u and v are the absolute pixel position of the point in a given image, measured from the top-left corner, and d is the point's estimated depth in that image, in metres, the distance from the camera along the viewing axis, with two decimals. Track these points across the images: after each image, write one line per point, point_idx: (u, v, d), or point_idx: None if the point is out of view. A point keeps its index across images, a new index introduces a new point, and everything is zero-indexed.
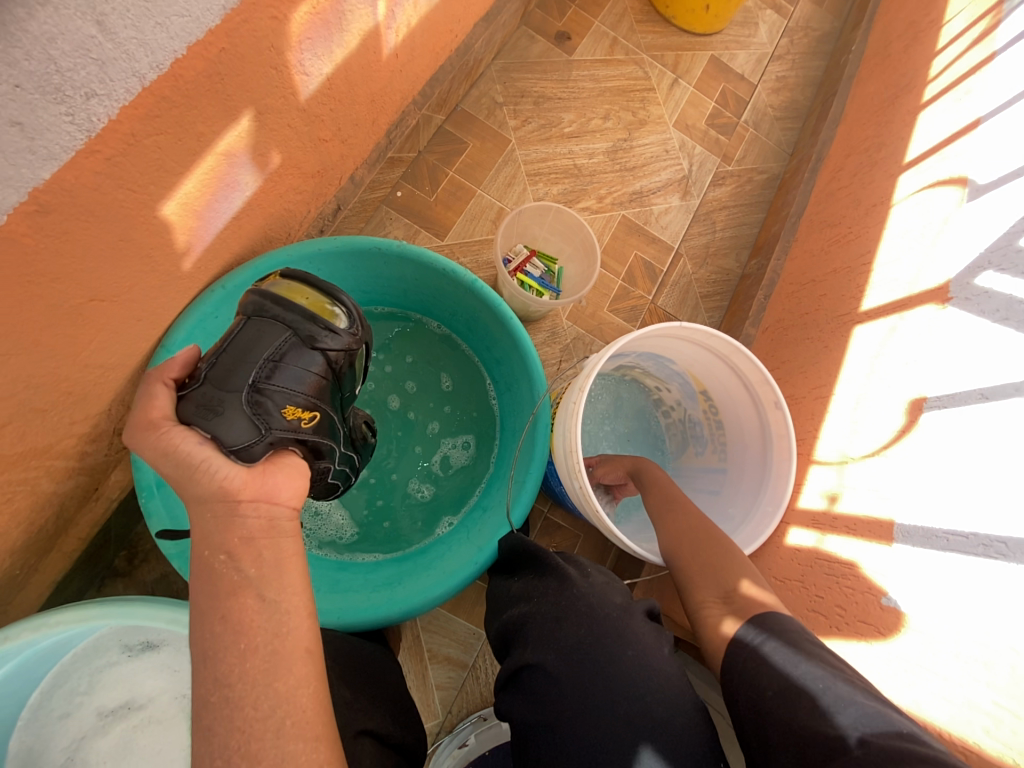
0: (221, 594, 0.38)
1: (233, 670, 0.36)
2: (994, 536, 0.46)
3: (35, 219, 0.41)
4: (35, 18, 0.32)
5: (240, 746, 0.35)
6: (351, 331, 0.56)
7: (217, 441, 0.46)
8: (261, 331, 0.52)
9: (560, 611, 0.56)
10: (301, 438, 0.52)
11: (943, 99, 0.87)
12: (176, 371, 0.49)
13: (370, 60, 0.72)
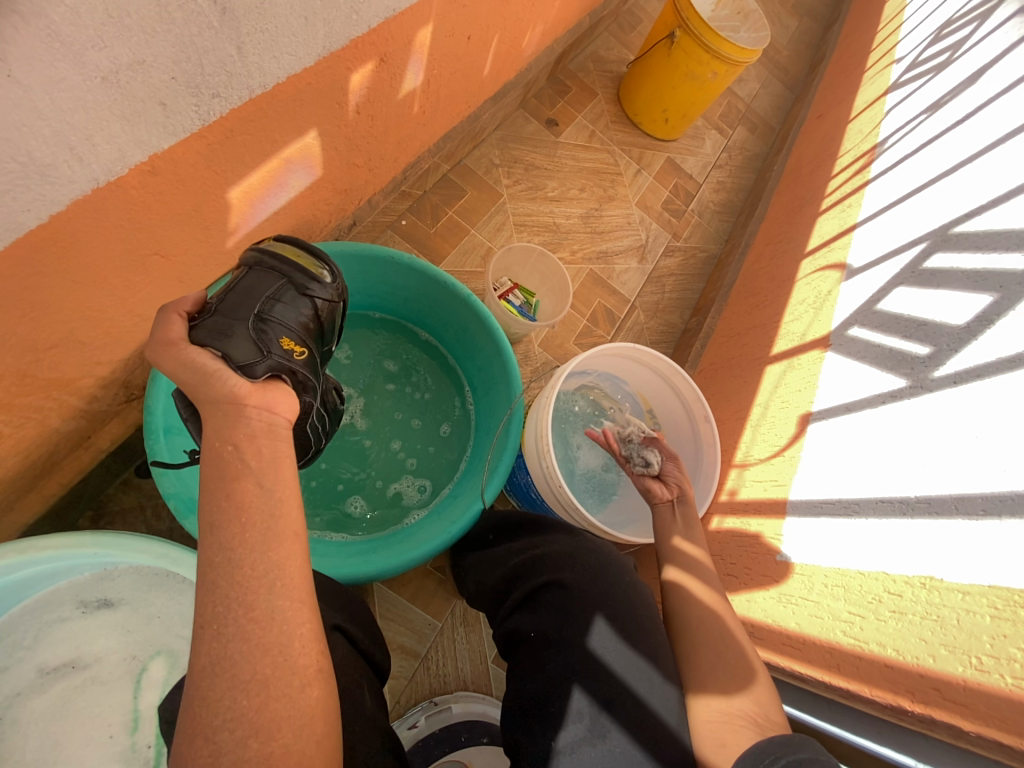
0: (228, 475, 0.43)
1: (234, 537, 0.40)
2: (849, 499, 0.62)
3: (145, 177, 0.52)
4: (202, 37, 0.46)
5: (238, 598, 0.39)
6: (336, 286, 0.67)
7: (226, 359, 0.52)
8: (261, 278, 0.62)
9: (572, 546, 0.67)
10: (293, 367, 0.58)
11: (832, 211, 1.16)
12: (188, 305, 0.55)
13: (403, 111, 0.89)
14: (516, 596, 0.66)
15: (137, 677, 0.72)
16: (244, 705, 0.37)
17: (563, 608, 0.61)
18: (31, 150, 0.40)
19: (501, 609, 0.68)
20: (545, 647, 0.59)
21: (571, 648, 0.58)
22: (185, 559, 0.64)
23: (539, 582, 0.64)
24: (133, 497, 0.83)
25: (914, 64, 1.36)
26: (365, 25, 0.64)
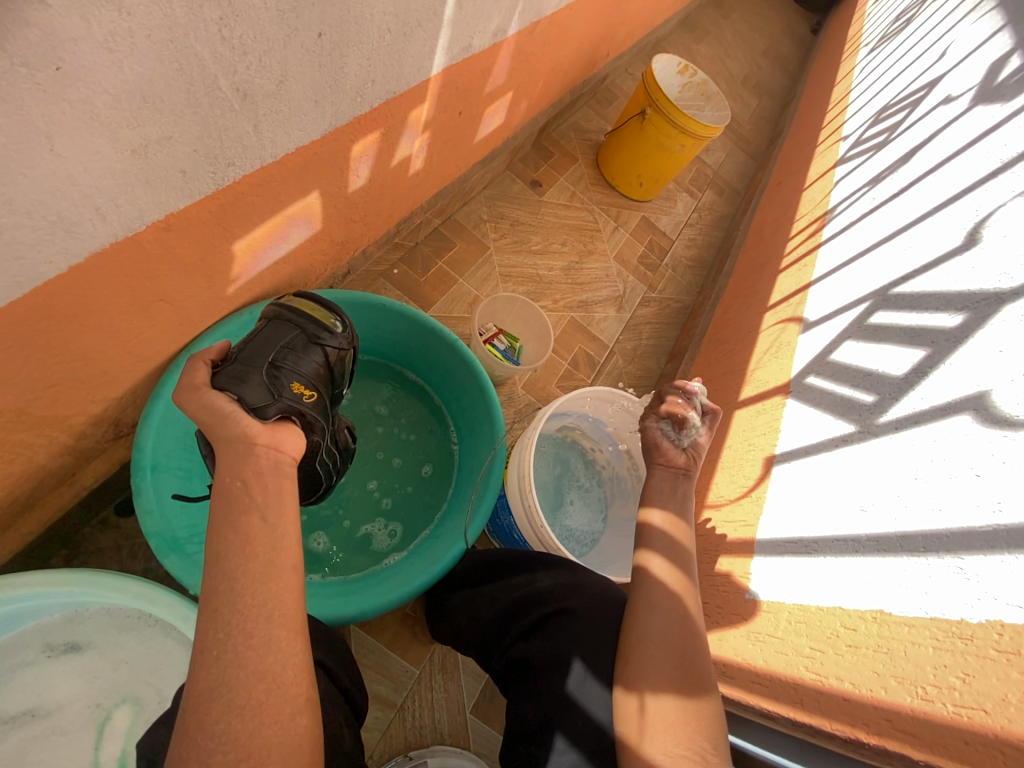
0: (235, 507, 0.46)
1: (238, 566, 0.43)
2: (808, 538, 0.66)
3: (161, 234, 0.56)
4: (223, 121, 0.52)
5: (237, 624, 0.41)
6: (346, 336, 0.75)
7: (242, 401, 0.58)
8: (277, 330, 0.69)
9: (574, 581, 0.69)
10: (302, 409, 0.63)
11: (791, 269, 1.26)
12: (213, 355, 0.62)
13: (399, 175, 0.98)
14: (515, 629, 0.67)
15: (99, 727, 0.69)
16: (238, 730, 0.38)
17: (562, 644, 0.62)
18: (60, 210, 0.44)
19: (501, 642, 0.70)
20: (543, 680, 0.61)
21: (566, 683, 0.59)
22: (162, 598, 0.64)
23: (539, 617, 0.65)
24: (110, 536, 0.82)
25: (857, 143, 1.53)
26: (368, 105, 0.72)
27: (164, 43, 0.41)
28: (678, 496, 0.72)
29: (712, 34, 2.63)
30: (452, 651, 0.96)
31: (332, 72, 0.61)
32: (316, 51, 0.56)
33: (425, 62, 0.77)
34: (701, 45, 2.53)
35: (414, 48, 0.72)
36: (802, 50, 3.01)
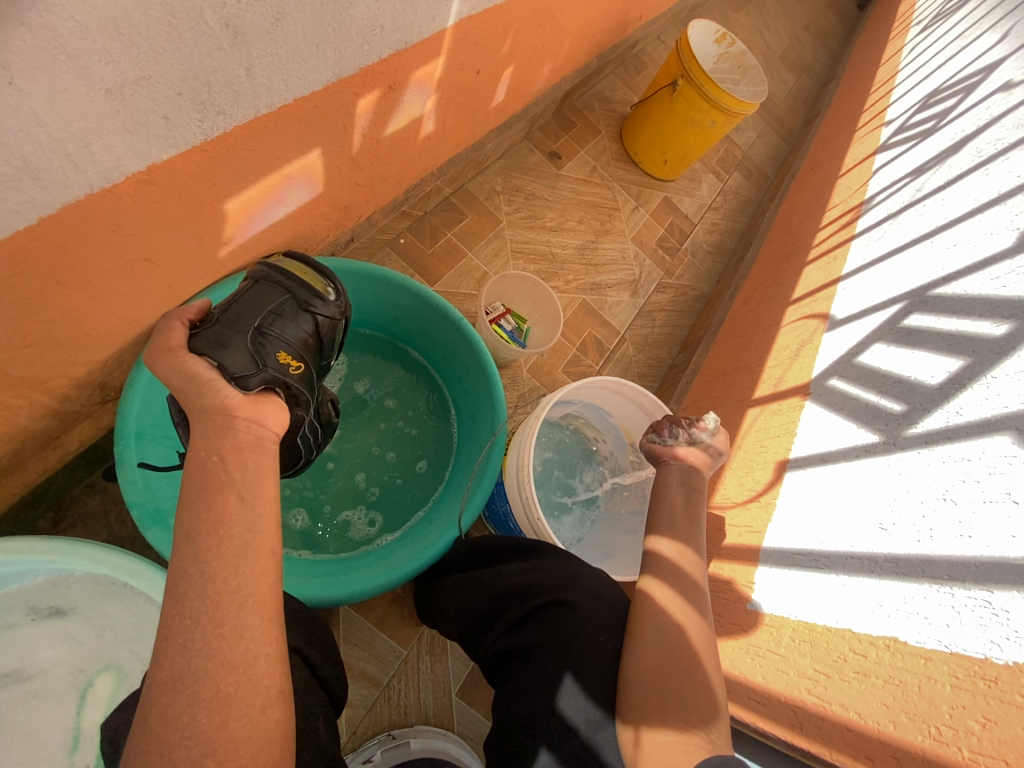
0: (209, 487, 0.43)
1: (209, 548, 0.40)
2: (820, 552, 0.63)
3: (141, 186, 0.52)
4: (210, 63, 0.47)
5: (207, 612, 0.38)
6: (339, 304, 0.69)
7: (222, 369, 0.54)
8: (265, 293, 0.64)
9: (573, 573, 0.67)
10: (287, 380, 0.59)
11: (820, 261, 1.19)
12: (191, 314, 0.58)
13: (409, 137, 0.92)
14: (508, 618, 0.65)
15: (82, 692, 0.69)
16: (203, 723, 0.36)
17: (559, 637, 0.61)
18: (25, 154, 0.40)
19: (490, 629, 0.68)
20: (536, 672, 0.60)
21: (562, 678, 0.58)
22: (142, 571, 0.62)
23: (536, 608, 0.63)
24: (97, 500, 0.80)
25: (901, 129, 1.43)
26: (375, 55, 0.66)
27: None
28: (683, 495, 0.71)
29: (753, 3, 2.46)
30: (438, 632, 0.96)
31: (335, 12, 0.55)
32: None
33: (440, 9, 0.70)
34: (740, 14, 2.36)
35: None
36: (847, 25, 2.82)
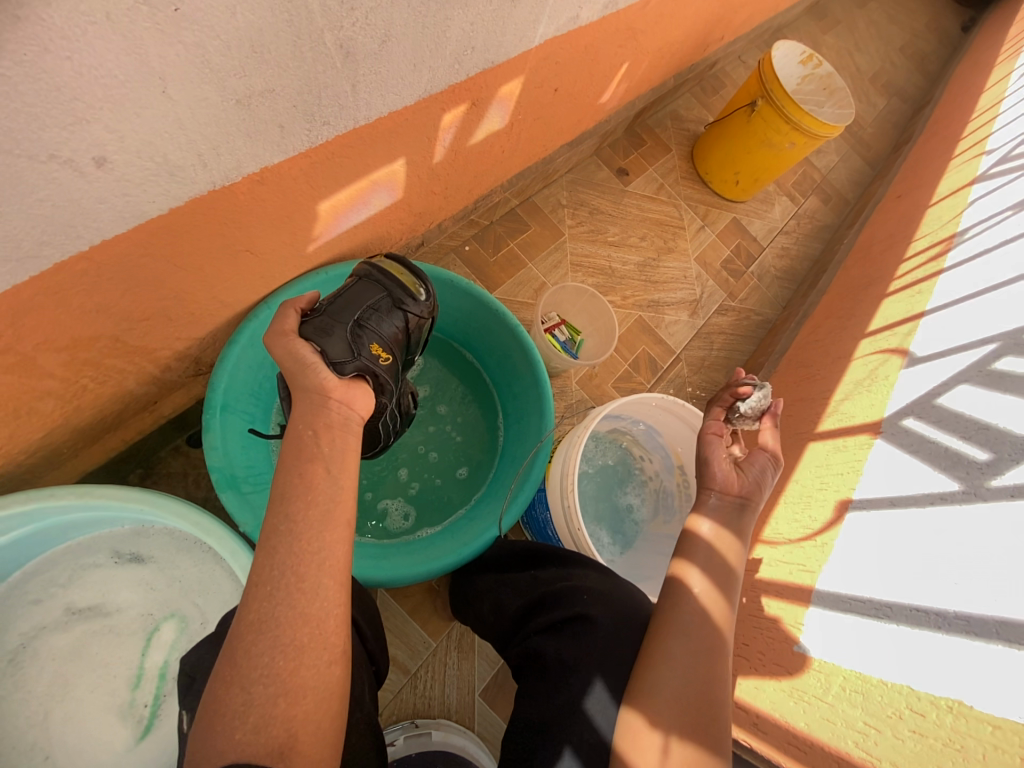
0: (303, 456, 0.48)
1: (299, 510, 0.45)
2: (881, 600, 0.60)
3: (254, 185, 0.58)
4: (324, 83, 0.53)
5: (293, 565, 0.42)
6: (428, 304, 0.73)
7: (324, 354, 0.60)
8: (365, 289, 0.69)
9: (604, 587, 0.66)
10: (376, 371, 0.64)
11: (901, 293, 1.12)
12: (303, 304, 0.65)
13: (485, 150, 0.96)
14: (537, 623, 0.66)
15: (148, 634, 0.76)
16: (280, 666, 0.40)
17: (580, 647, 0.60)
18: (166, 153, 0.46)
19: (519, 632, 0.69)
20: (555, 679, 0.60)
21: (579, 688, 0.57)
22: (216, 529, 0.68)
23: (564, 616, 0.64)
24: (179, 462, 0.89)
25: (1005, 157, 1.32)
26: (464, 74, 0.71)
27: None
28: (722, 529, 0.65)
29: (842, 23, 2.36)
30: (469, 632, 0.97)
31: (434, 35, 0.59)
32: (421, 12, 0.55)
33: (528, 31, 0.74)
34: (828, 35, 2.28)
35: (518, 16, 0.69)
36: (948, 47, 2.65)
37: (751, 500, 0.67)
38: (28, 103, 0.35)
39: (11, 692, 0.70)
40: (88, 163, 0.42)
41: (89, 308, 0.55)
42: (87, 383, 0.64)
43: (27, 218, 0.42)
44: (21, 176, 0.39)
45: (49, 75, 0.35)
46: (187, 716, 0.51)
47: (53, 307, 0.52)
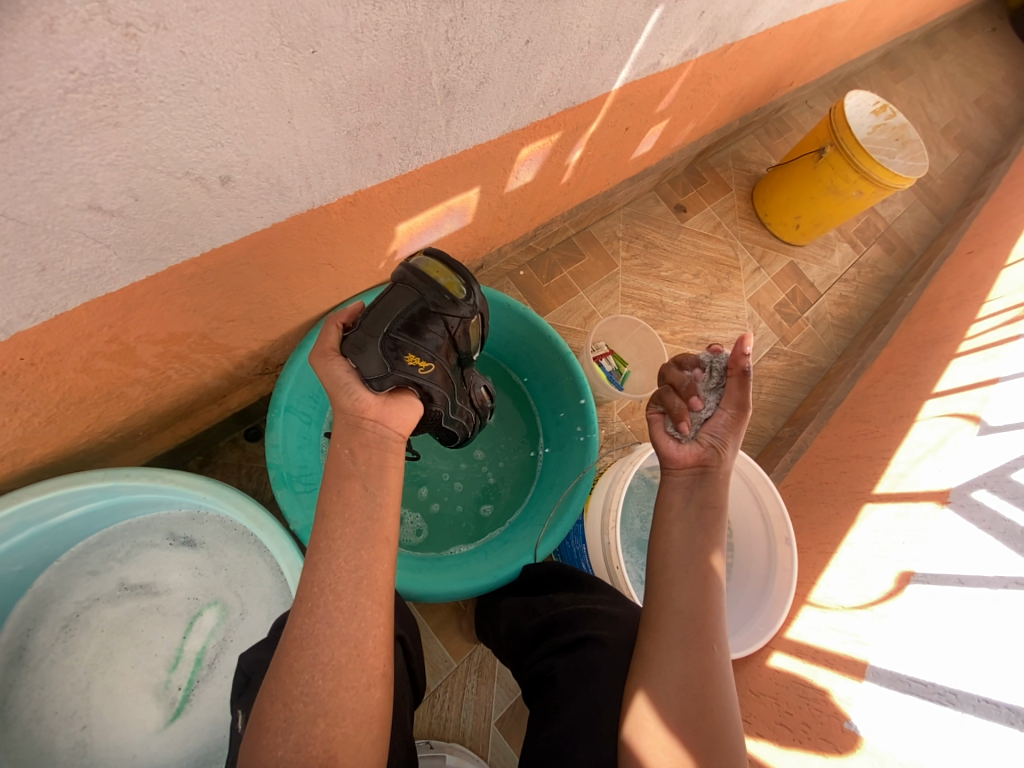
0: (341, 474, 0.50)
1: (337, 528, 0.47)
2: (946, 685, 0.57)
3: (347, 206, 0.62)
4: (419, 121, 0.57)
5: (329, 584, 0.44)
6: (469, 305, 0.68)
7: (359, 372, 0.59)
8: (400, 296, 0.65)
9: (616, 611, 0.65)
10: (417, 383, 0.61)
11: (973, 355, 1.07)
12: (345, 318, 0.65)
13: (553, 182, 0.99)
14: (548, 644, 0.65)
15: (191, 619, 0.79)
16: (319, 685, 0.41)
17: (587, 670, 0.59)
18: (281, 175, 0.51)
19: (531, 653, 0.68)
20: (563, 700, 0.59)
21: (586, 713, 0.55)
22: (269, 524, 0.71)
23: (573, 638, 0.63)
24: (236, 454, 0.94)
25: None
26: (547, 112, 0.74)
27: (399, 38, 0.45)
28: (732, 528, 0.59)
29: (916, 74, 2.32)
30: (491, 655, 0.96)
31: (526, 78, 0.63)
32: (520, 56, 0.58)
33: (611, 75, 0.77)
34: (900, 85, 2.24)
35: (605, 60, 0.72)
36: None
37: (710, 468, 0.60)
38: (177, 127, 0.39)
39: (61, 657, 0.74)
40: (215, 181, 0.46)
41: (189, 309, 0.60)
42: (172, 373, 0.68)
43: (156, 224, 0.47)
44: (158, 190, 0.43)
45: (199, 104, 0.39)
46: (240, 717, 0.53)
47: (159, 303, 0.56)
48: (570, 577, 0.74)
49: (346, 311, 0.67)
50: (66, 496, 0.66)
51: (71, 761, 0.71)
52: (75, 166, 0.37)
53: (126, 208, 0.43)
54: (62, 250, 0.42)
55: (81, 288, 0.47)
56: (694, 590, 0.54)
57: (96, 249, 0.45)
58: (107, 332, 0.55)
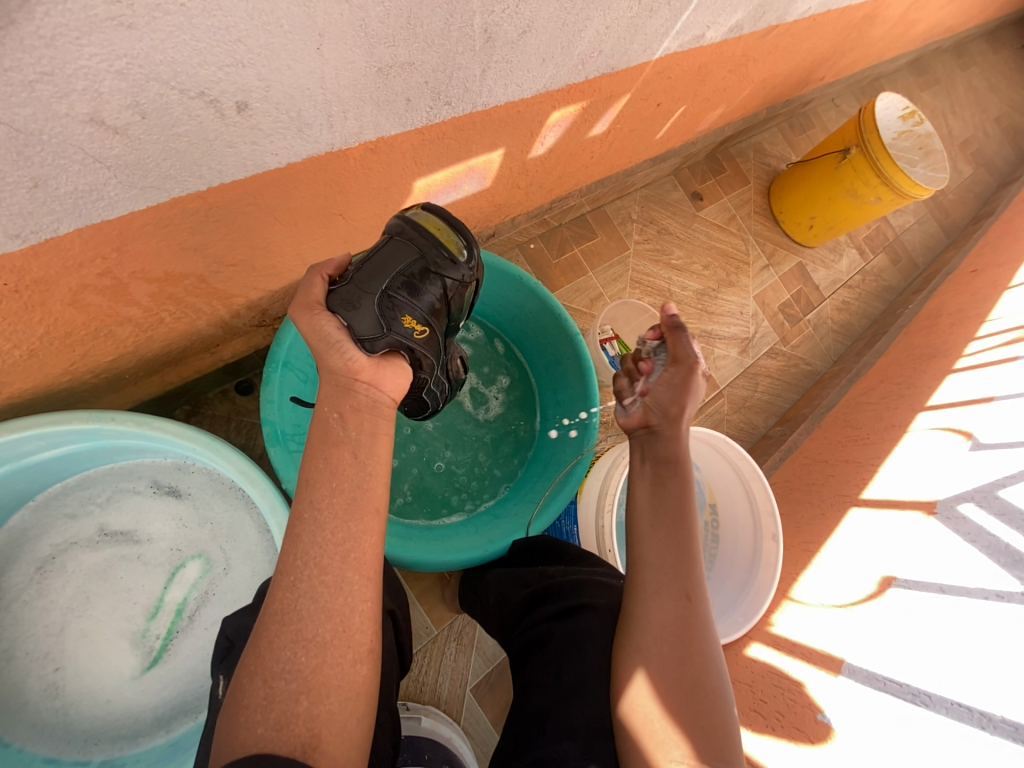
0: (329, 440, 0.46)
1: (323, 498, 0.43)
2: (920, 686, 0.59)
3: (367, 154, 0.58)
4: (450, 66, 0.52)
5: (315, 557, 0.41)
6: (468, 268, 0.64)
7: (349, 330, 0.54)
8: (398, 251, 0.60)
9: (611, 583, 0.65)
10: (411, 346, 0.59)
11: (970, 372, 1.08)
12: (332, 269, 0.58)
13: (575, 153, 0.95)
14: (539, 614, 0.65)
15: (173, 570, 0.77)
16: (302, 662, 0.38)
17: (579, 637, 0.59)
18: (302, 109, 0.47)
19: (522, 622, 0.69)
20: (553, 667, 0.59)
21: (578, 679, 0.55)
22: (260, 481, 0.69)
23: (566, 607, 0.63)
24: (225, 406, 0.91)
25: None
26: (583, 75, 0.69)
27: None
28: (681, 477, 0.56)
29: (943, 82, 2.28)
30: (471, 624, 0.97)
31: (570, 33, 0.59)
32: (568, 7, 0.54)
33: (655, 43, 0.73)
34: (927, 91, 2.20)
35: (651, 26, 0.68)
36: None
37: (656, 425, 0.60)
38: (196, 38, 0.35)
39: (34, 598, 0.72)
40: (231, 107, 0.42)
41: (188, 248, 0.56)
42: (165, 316, 0.65)
43: (163, 149, 0.42)
44: (168, 110, 0.39)
45: (224, 13, 0.35)
46: (224, 679, 0.52)
47: (158, 239, 0.52)
48: (565, 549, 0.74)
49: (330, 260, 0.60)
50: (45, 435, 0.63)
51: (41, 703, 0.70)
52: (78, 70, 0.33)
53: (132, 127, 0.39)
54: (58, 166, 0.39)
55: (76, 211, 0.43)
56: (670, 547, 0.51)
57: (94, 169, 0.41)
58: (99, 265, 0.51)
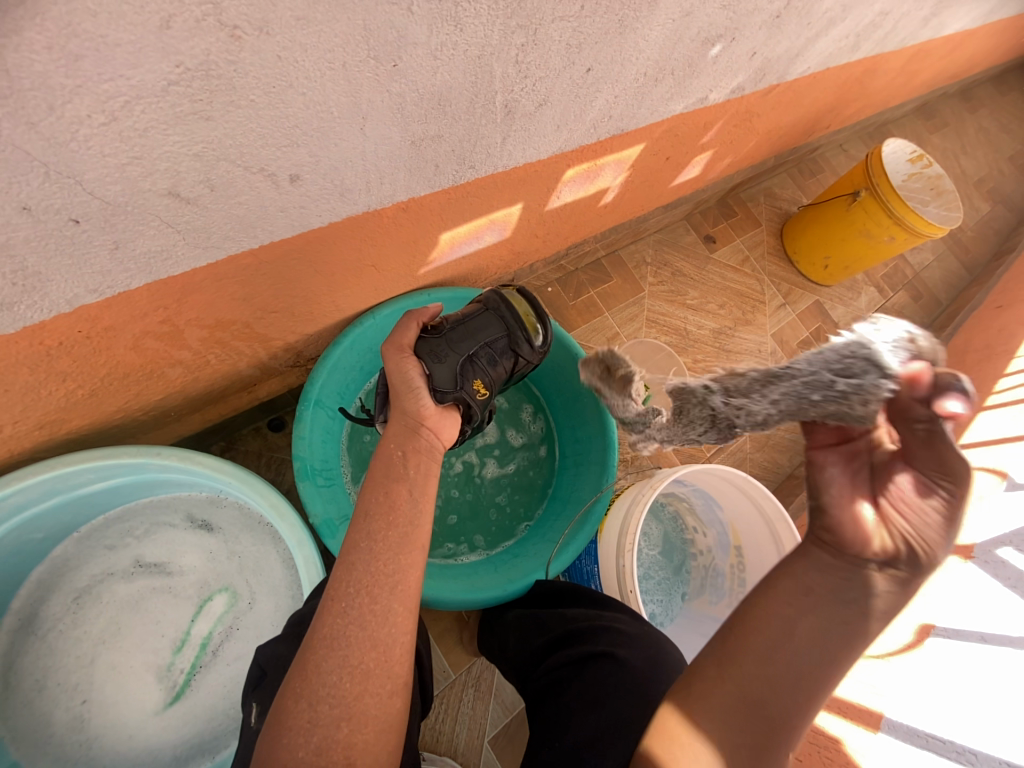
0: (389, 475, 0.49)
1: (379, 531, 0.45)
2: (967, 745, 0.55)
3: (398, 212, 0.64)
4: (473, 136, 0.59)
5: (367, 586, 0.42)
6: (542, 350, 0.69)
7: (428, 378, 0.61)
8: (488, 324, 0.67)
9: (636, 631, 0.64)
10: (473, 407, 0.63)
11: (1001, 410, 1.06)
12: (426, 318, 0.66)
13: (590, 205, 1.01)
14: (561, 657, 0.64)
15: (201, 603, 0.79)
16: (346, 688, 0.39)
17: (600, 691, 0.58)
18: (344, 178, 0.53)
19: (540, 665, 0.67)
20: (569, 713, 0.59)
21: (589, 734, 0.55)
22: (288, 514, 0.72)
23: (589, 651, 0.62)
24: (256, 442, 0.95)
25: None
26: (596, 137, 0.76)
27: (472, 59, 0.48)
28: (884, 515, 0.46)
29: (952, 126, 2.34)
30: (489, 669, 0.95)
31: (582, 103, 0.65)
32: (579, 82, 0.60)
33: (660, 107, 0.79)
34: (936, 135, 2.26)
35: (656, 93, 0.75)
36: None
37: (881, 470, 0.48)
38: (261, 126, 0.41)
39: (69, 628, 0.75)
40: (286, 179, 0.48)
41: (237, 297, 0.62)
42: (211, 358, 0.70)
43: (225, 216, 0.49)
44: (233, 183, 0.45)
45: (285, 105, 0.41)
46: (255, 708, 0.53)
47: (212, 291, 0.58)
48: (584, 595, 0.73)
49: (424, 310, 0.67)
50: (94, 469, 0.67)
51: (67, 735, 0.71)
52: (162, 155, 0.39)
53: (201, 197, 0.45)
54: (136, 231, 0.45)
55: (147, 269, 0.49)
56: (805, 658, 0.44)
57: (167, 234, 0.47)
58: (160, 314, 0.57)
